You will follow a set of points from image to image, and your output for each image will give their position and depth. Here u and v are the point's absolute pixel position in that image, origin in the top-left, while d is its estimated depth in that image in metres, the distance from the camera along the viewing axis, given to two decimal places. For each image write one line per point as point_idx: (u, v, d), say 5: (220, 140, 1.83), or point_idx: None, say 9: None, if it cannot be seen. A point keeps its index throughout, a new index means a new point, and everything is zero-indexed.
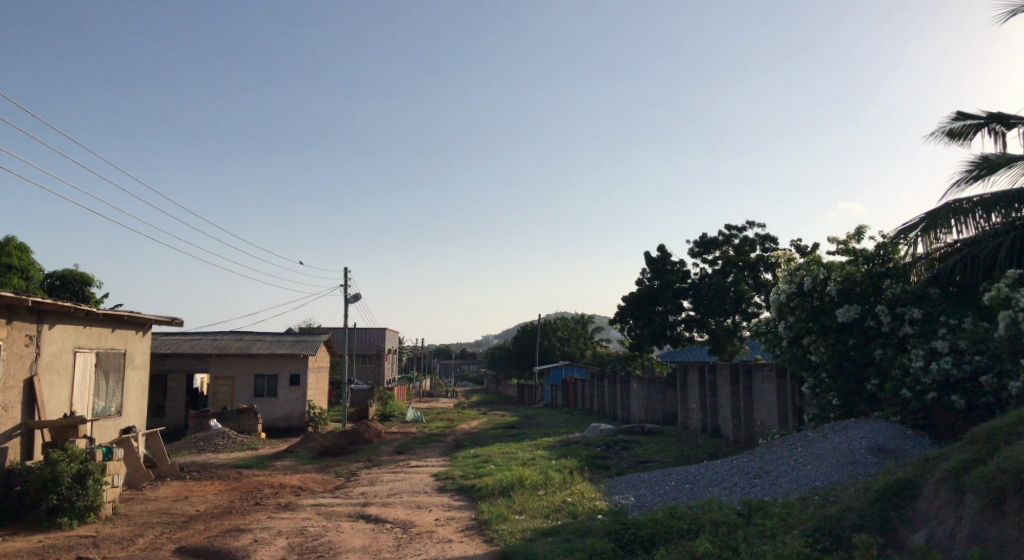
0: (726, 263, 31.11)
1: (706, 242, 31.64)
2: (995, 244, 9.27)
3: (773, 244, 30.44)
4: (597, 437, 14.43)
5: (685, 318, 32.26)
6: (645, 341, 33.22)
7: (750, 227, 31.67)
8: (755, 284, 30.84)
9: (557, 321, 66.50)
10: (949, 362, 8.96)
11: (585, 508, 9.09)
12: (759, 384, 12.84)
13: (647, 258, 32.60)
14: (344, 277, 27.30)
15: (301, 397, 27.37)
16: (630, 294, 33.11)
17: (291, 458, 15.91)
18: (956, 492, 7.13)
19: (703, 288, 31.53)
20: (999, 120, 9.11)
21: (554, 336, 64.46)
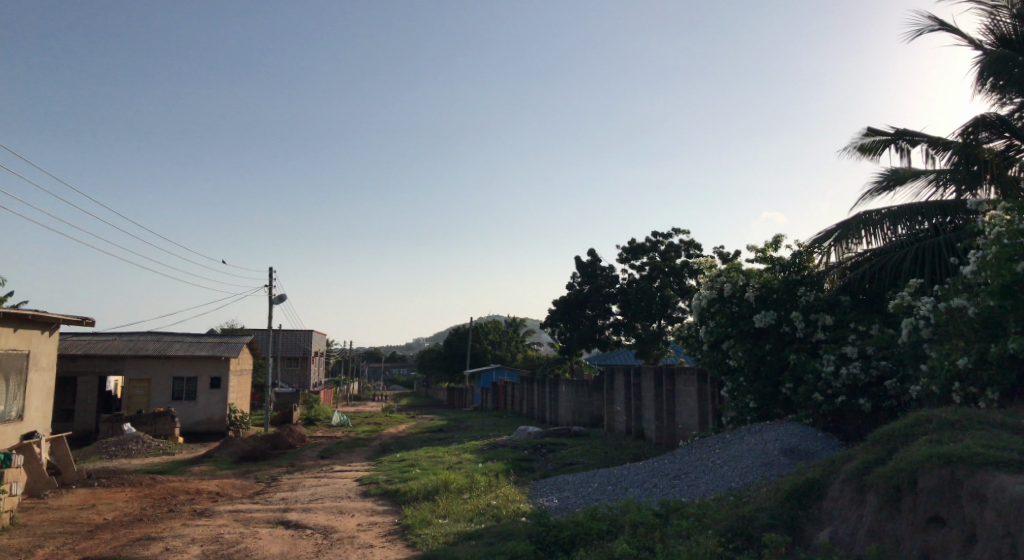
0: (653, 269, 31.81)
1: (634, 248, 32.30)
2: (901, 255, 9.72)
3: (697, 252, 31.31)
4: (522, 440, 14.49)
5: (614, 322, 32.72)
6: (575, 345, 33.63)
7: (676, 234, 32.47)
8: (680, 290, 31.57)
9: (489, 324, 66.40)
10: (858, 367, 9.53)
11: (509, 511, 9.11)
12: (682, 388, 13.13)
13: (577, 262, 33.03)
14: (270, 277, 26.75)
15: (221, 401, 26.74)
16: (560, 297, 33.46)
17: (208, 464, 15.44)
18: (858, 492, 7.53)
19: (630, 293, 32.14)
20: (904, 137, 9.45)
21: (486, 339, 64.28)
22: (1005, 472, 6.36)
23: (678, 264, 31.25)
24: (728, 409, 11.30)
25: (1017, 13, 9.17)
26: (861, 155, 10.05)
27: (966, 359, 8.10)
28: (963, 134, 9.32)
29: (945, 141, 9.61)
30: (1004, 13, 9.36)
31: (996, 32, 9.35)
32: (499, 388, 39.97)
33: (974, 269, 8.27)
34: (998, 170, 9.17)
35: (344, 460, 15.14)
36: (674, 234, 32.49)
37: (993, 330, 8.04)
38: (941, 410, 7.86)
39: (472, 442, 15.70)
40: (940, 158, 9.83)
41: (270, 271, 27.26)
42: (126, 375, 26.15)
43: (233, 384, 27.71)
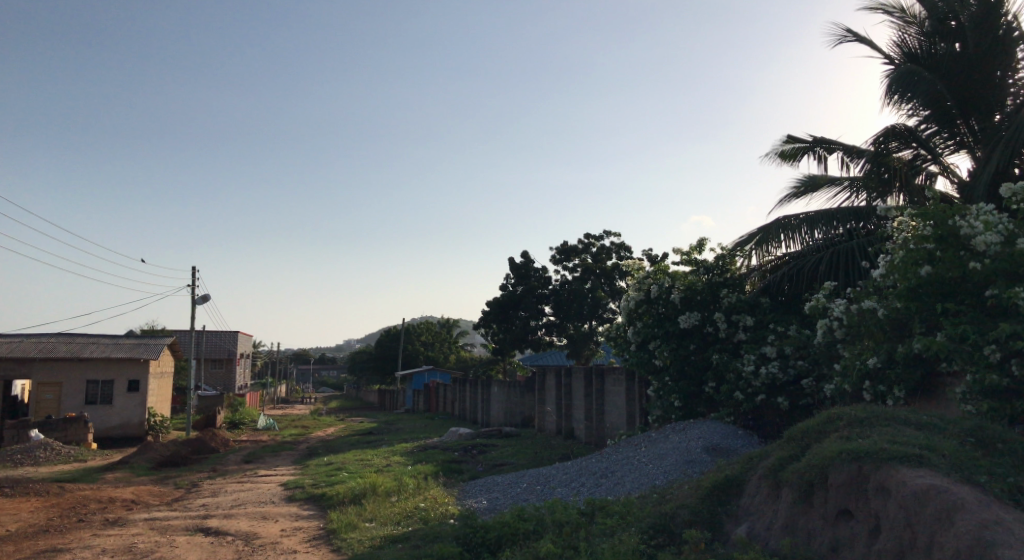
0: (585, 271, 32.30)
1: (567, 250, 32.64)
2: (817, 259, 10.09)
3: (628, 254, 31.90)
4: (453, 442, 14.47)
5: (546, 322, 32.93)
6: (508, 346, 33.64)
7: (608, 236, 33.03)
8: (611, 291, 32.18)
9: (422, 325, 66.02)
10: (776, 367, 9.88)
11: (437, 513, 9.07)
12: (611, 388, 13.33)
13: (510, 263, 33.09)
14: (193, 276, 25.98)
15: (139, 405, 25.84)
16: (494, 298, 33.45)
17: (123, 470, 14.85)
18: (773, 487, 7.80)
19: (563, 294, 32.51)
20: (822, 144, 9.77)
21: (418, 340, 63.83)
22: (907, 467, 6.69)
23: (608, 266, 31.88)
24: (654, 409, 11.52)
25: (924, 30, 9.64)
26: (782, 160, 10.29)
27: (876, 358, 8.55)
28: (875, 143, 9.72)
29: (858, 149, 9.99)
30: (912, 29, 9.81)
31: (905, 47, 9.81)
32: (431, 390, 39.79)
33: (883, 273, 8.71)
34: (906, 179, 9.69)
35: (269, 464, 14.80)
36: (606, 236, 33.01)
37: (899, 330, 8.52)
38: (851, 408, 8.23)
39: (401, 444, 15.59)
40: (853, 165, 10.23)
41: (193, 268, 26.39)
42: (34, 379, 24.97)
43: (152, 387, 26.75)
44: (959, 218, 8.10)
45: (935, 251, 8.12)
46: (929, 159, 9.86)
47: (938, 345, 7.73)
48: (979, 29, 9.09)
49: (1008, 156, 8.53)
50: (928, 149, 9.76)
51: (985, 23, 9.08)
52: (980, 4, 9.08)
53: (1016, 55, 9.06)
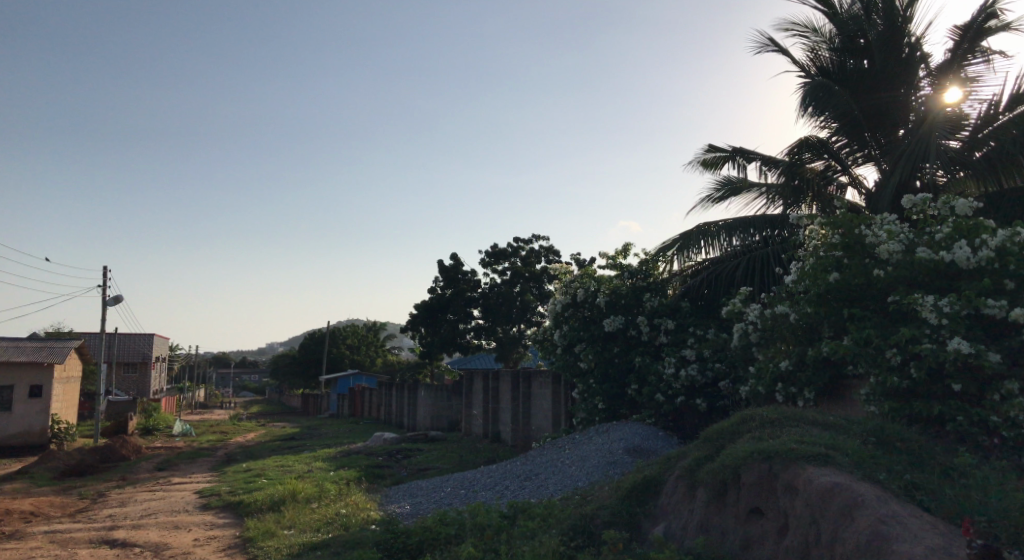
0: (515, 274, 32.55)
1: (497, 253, 32.74)
2: (734, 264, 10.41)
3: (557, 258, 32.33)
4: (378, 446, 14.30)
5: (475, 325, 32.90)
6: (435, 350, 33.25)
7: (538, 240, 33.31)
8: (540, 295, 32.58)
9: (351, 328, 65.06)
10: (695, 369, 10.17)
11: (357, 519, 8.91)
12: (537, 391, 13.43)
13: (440, 265, 32.84)
14: (104, 277, 24.94)
15: (43, 411, 24.56)
16: (423, 301, 33.17)
17: (20, 482, 14.05)
18: (690, 487, 8.00)
19: (492, 297, 32.59)
20: (741, 153, 10.05)
21: (343, 344, 62.84)
22: (813, 465, 6.95)
23: (537, 270, 32.26)
24: (579, 411, 11.68)
25: (835, 46, 10.08)
26: (703, 168, 10.54)
27: (788, 361, 8.89)
28: (790, 153, 10.08)
29: (774, 159, 10.35)
30: (824, 46, 10.25)
31: (818, 62, 10.23)
32: (356, 394, 39.24)
33: (795, 279, 9.06)
34: (817, 189, 10.14)
35: (183, 472, 14.29)
36: (535, 240, 33.27)
37: (809, 334, 8.87)
38: (763, 409, 8.52)
39: (325, 449, 15.30)
40: (769, 174, 10.60)
41: (104, 268, 25.29)
42: None
43: (58, 393, 25.42)
44: (864, 227, 8.51)
45: (842, 258, 8.54)
46: (839, 171, 10.30)
47: (845, 348, 8.10)
48: (885, 49, 9.59)
49: (910, 171, 9.01)
50: (839, 161, 10.19)
51: (890, 43, 9.58)
52: (886, 25, 9.57)
53: (917, 75, 9.60)
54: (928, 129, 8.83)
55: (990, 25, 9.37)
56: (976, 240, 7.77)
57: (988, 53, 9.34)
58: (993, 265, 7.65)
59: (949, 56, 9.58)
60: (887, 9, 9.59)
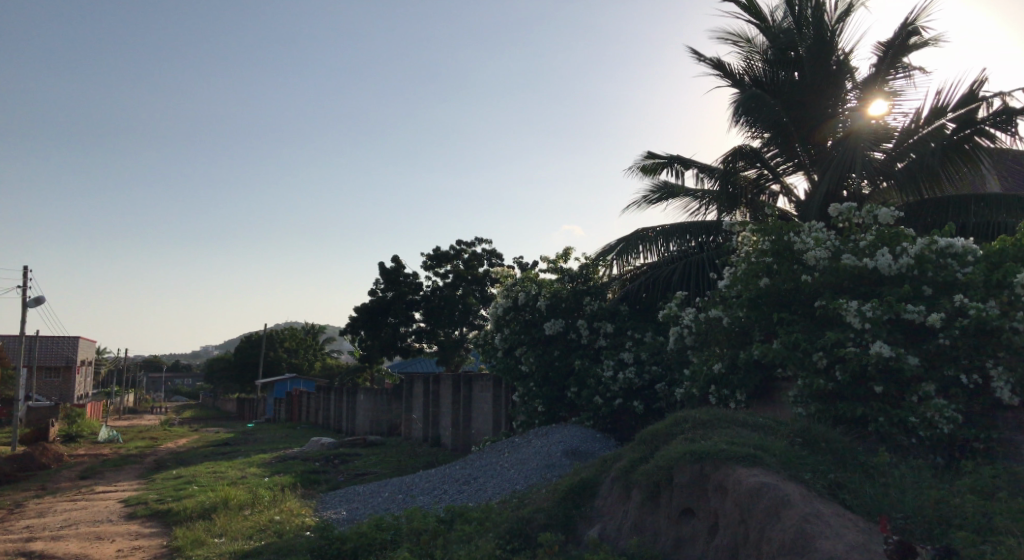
0: (457, 277, 32.57)
1: (439, 256, 32.61)
2: (671, 269, 10.61)
3: (499, 261, 32.45)
4: (316, 452, 14.08)
5: (416, 328, 32.69)
6: (376, 353, 32.90)
7: (480, 243, 33.30)
8: (482, 298, 32.67)
9: (288, 331, 63.94)
10: (633, 372, 10.36)
11: (291, 526, 8.72)
12: (478, 394, 13.45)
13: (381, 267, 32.50)
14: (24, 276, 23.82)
15: None
16: (363, 304, 32.77)
17: None
18: (625, 489, 8.12)
19: (434, 301, 32.46)
20: (678, 161, 10.24)
21: (281, 347, 61.75)
22: (742, 466, 7.12)
23: (480, 273, 32.36)
24: (519, 414, 11.75)
25: (768, 58, 10.39)
26: (642, 174, 10.69)
27: (721, 364, 9.12)
28: (724, 162, 10.20)
29: (710, 167, 10.59)
30: (757, 57, 10.56)
31: (752, 73, 10.52)
32: (293, 399, 38.57)
33: (728, 284, 9.29)
34: (751, 197, 10.48)
35: (108, 480, 13.78)
36: (477, 243, 33.28)
37: (741, 337, 9.11)
38: (696, 411, 8.71)
39: (260, 455, 14.98)
40: (705, 181, 10.84)
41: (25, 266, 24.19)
42: None
43: None
44: (793, 234, 8.79)
45: (772, 264, 8.79)
46: (771, 179, 10.61)
47: (774, 352, 8.35)
48: (815, 61, 9.92)
49: (837, 180, 9.33)
50: (771, 169, 10.49)
51: (820, 56, 9.92)
52: (816, 38, 9.91)
53: (845, 87, 9.96)
54: (854, 140, 9.20)
55: (911, 42, 9.82)
56: (897, 248, 8.16)
57: (909, 68, 9.79)
58: (913, 272, 8.04)
59: (874, 70, 9.98)
60: (817, 23, 9.94)
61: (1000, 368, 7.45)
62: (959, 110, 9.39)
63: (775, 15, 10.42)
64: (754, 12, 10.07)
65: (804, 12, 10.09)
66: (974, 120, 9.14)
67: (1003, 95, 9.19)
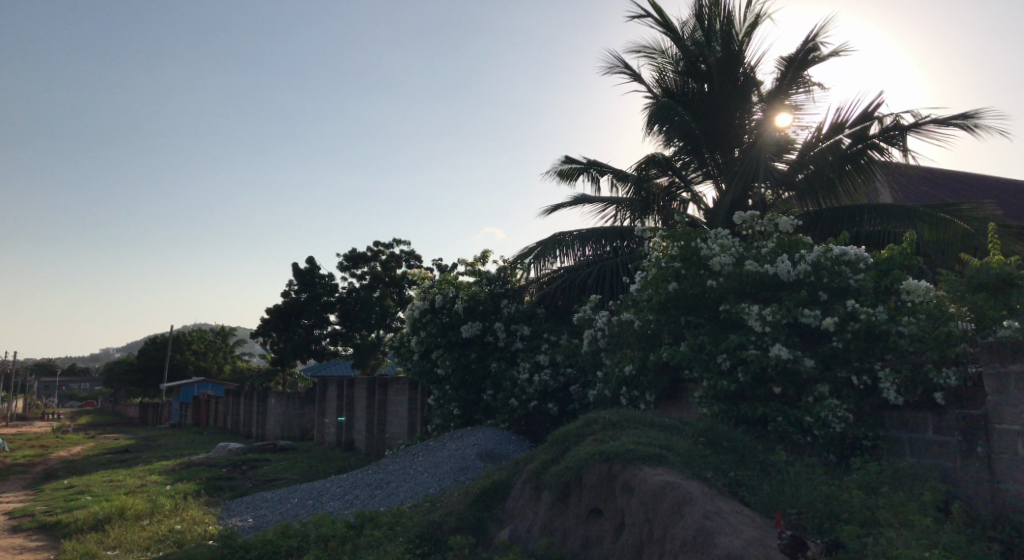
0: (374, 279, 32.28)
1: (355, 257, 32.16)
2: (586, 273, 10.81)
3: (417, 263, 32.31)
4: (222, 458, 13.63)
5: (331, 331, 32.15)
6: (288, 356, 32.17)
7: (397, 244, 32.91)
8: (399, 300, 32.47)
9: (195, 334, 61.65)
10: (548, 375, 10.52)
11: (193, 535, 8.38)
12: (393, 398, 13.34)
13: (294, 267, 31.77)
14: None
15: None
16: (275, 305, 31.94)
17: None
18: (535, 491, 8.19)
19: (350, 303, 32.01)
20: (595, 166, 10.41)
21: (189, 349, 59.79)
22: (648, 465, 7.28)
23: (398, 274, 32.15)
24: (435, 417, 11.70)
25: (679, 70, 10.74)
26: (559, 179, 10.83)
27: (631, 366, 9.35)
28: (639, 169, 10.63)
29: (624, 174, 10.84)
30: (670, 68, 10.87)
31: (664, 83, 10.84)
32: (200, 403, 37.28)
33: (639, 288, 9.55)
34: (664, 204, 10.73)
35: None
36: (395, 245, 32.99)
37: (651, 340, 9.40)
38: (606, 412, 8.87)
39: (162, 462, 14.39)
40: (619, 188, 11.10)
41: None
42: None
43: None
44: (700, 240, 9.11)
45: (680, 269, 9.07)
46: (682, 187, 10.92)
47: (681, 354, 8.59)
48: (723, 73, 10.30)
49: (744, 189, 9.73)
50: (682, 177, 10.79)
51: (728, 69, 10.31)
52: (724, 52, 10.31)
53: (752, 100, 10.38)
54: (758, 149, 9.61)
55: (812, 58, 10.28)
56: (796, 254, 8.55)
57: (810, 84, 10.29)
58: (810, 278, 8.41)
59: (778, 84, 10.43)
60: (725, 38, 10.34)
61: (886, 370, 7.82)
62: (854, 126, 9.94)
63: (686, 28, 10.74)
64: (666, 24, 10.37)
65: (713, 25, 10.48)
66: (867, 136, 9.70)
67: (894, 113, 9.74)
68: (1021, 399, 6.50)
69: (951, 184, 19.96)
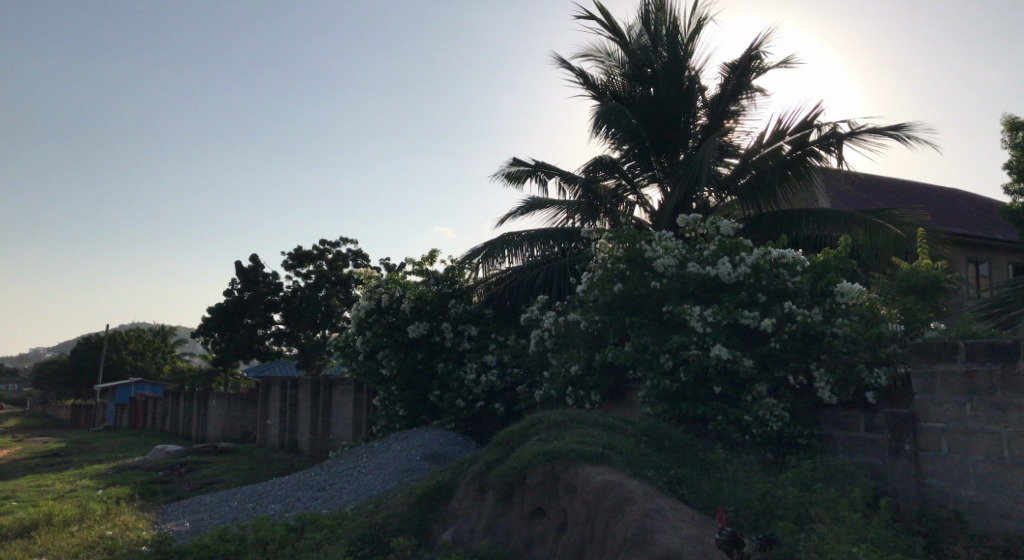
0: (320, 276, 31.70)
1: (299, 256, 31.68)
2: (534, 274, 10.86)
3: (365, 262, 31.94)
4: (158, 461, 13.27)
5: (274, 331, 31.68)
6: (230, 356, 31.54)
7: (342, 243, 32.19)
8: (345, 299, 32.09)
9: (133, 334, 59.95)
10: (495, 376, 10.65)
11: (124, 540, 8.13)
12: (339, 399, 13.18)
13: (236, 266, 31.11)
14: None
15: None
16: (216, 304, 31.23)
17: None
18: (479, 491, 8.18)
19: (295, 302, 31.54)
20: (542, 168, 10.45)
21: (125, 349, 58.02)
22: (591, 464, 7.32)
23: (345, 274, 31.73)
24: (380, 418, 11.61)
25: (626, 73, 10.89)
26: (507, 181, 10.84)
27: (576, 366, 9.43)
28: (586, 171, 10.73)
29: (573, 176, 10.91)
30: (617, 71, 11.01)
31: (612, 86, 10.98)
32: (136, 404, 36.19)
33: (585, 289, 9.63)
34: (610, 206, 10.89)
35: None
36: (343, 242, 32.38)
37: (596, 341, 9.54)
38: (551, 412, 8.91)
39: (94, 466, 13.91)
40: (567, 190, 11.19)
41: None
42: None
43: None
44: (645, 242, 9.23)
45: (625, 271, 9.17)
46: (629, 189, 11.08)
47: (626, 354, 8.70)
48: (668, 78, 10.45)
49: (688, 191, 10.01)
50: (628, 180, 10.96)
51: (674, 73, 10.48)
52: (670, 57, 10.50)
53: (695, 105, 10.61)
54: (701, 152, 9.78)
55: (755, 66, 10.53)
56: (737, 256, 8.71)
57: (750, 91, 10.55)
58: (750, 280, 8.61)
59: (722, 90, 10.66)
60: (671, 43, 10.53)
61: (821, 369, 7.98)
62: (794, 133, 10.20)
63: (632, 32, 10.90)
64: (613, 28, 10.47)
65: (659, 31, 10.63)
66: (807, 142, 9.94)
67: (832, 122, 10.03)
68: (946, 399, 6.77)
69: (881, 190, 20.69)
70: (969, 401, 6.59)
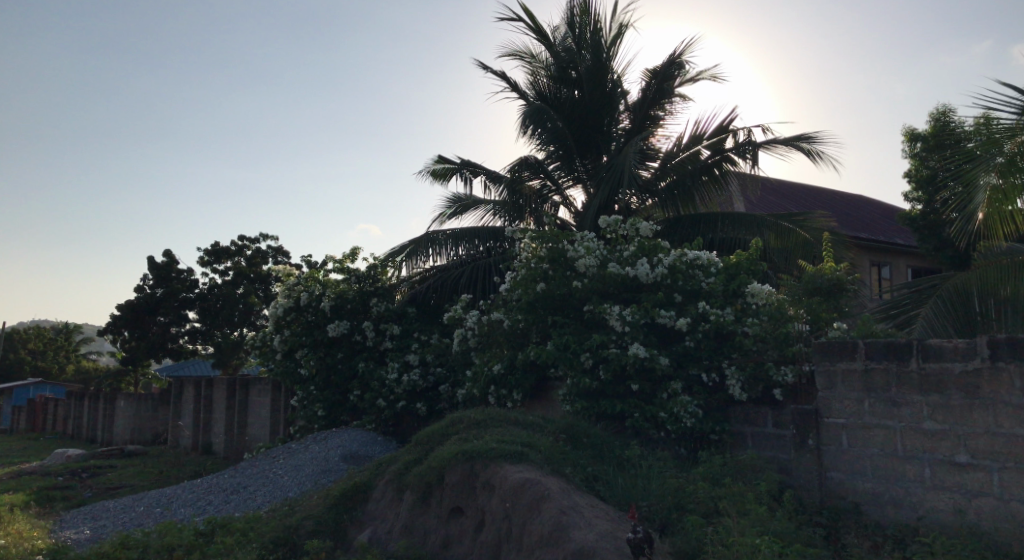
0: (239, 275, 31.06)
1: (218, 251, 30.70)
2: (458, 273, 10.88)
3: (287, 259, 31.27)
4: (57, 465, 12.59)
5: (189, 329, 30.58)
6: (141, 354, 30.29)
7: (262, 239, 31.56)
8: (265, 298, 31.25)
9: (36, 332, 56.80)
10: (417, 375, 10.60)
11: (17, 549, 7.70)
12: (255, 399, 12.85)
13: (149, 262, 29.85)
14: None
15: None
16: (127, 301, 29.91)
17: None
18: (397, 491, 8.10)
19: (210, 299, 30.53)
20: (468, 167, 10.44)
21: (25, 349, 54.82)
22: (509, 462, 7.35)
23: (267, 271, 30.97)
24: (299, 418, 11.37)
25: (551, 75, 10.98)
26: (432, 179, 10.77)
27: (499, 365, 9.47)
28: (511, 171, 10.79)
29: (498, 176, 10.95)
30: (542, 72, 11.09)
31: (538, 87, 11.05)
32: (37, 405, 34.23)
33: (508, 288, 9.67)
34: (535, 206, 11.00)
35: None
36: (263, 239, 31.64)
37: (517, 340, 9.60)
38: (471, 410, 8.91)
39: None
40: (492, 189, 11.23)
41: None
42: None
43: None
44: (568, 242, 9.35)
45: (547, 270, 9.28)
46: (554, 190, 11.20)
47: (547, 353, 8.78)
48: (591, 82, 10.64)
49: (610, 193, 10.22)
50: (553, 181, 11.07)
51: (597, 77, 10.65)
52: (594, 61, 10.67)
53: (617, 109, 10.81)
54: (623, 155, 9.96)
55: (676, 72, 10.78)
56: (655, 258, 8.90)
57: (671, 97, 10.83)
58: (667, 281, 8.81)
59: (645, 95, 10.86)
60: (595, 47, 10.69)
61: (732, 368, 8.25)
62: (712, 138, 10.51)
63: (557, 33, 10.98)
64: (538, 30, 10.54)
65: (583, 34, 10.77)
66: (723, 148, 10.23)
67: (747, 128, 10.36)
68: (847, 395, 7.09)
69: (790, 195, 21.59)
70: (867, 398, 6.92)
